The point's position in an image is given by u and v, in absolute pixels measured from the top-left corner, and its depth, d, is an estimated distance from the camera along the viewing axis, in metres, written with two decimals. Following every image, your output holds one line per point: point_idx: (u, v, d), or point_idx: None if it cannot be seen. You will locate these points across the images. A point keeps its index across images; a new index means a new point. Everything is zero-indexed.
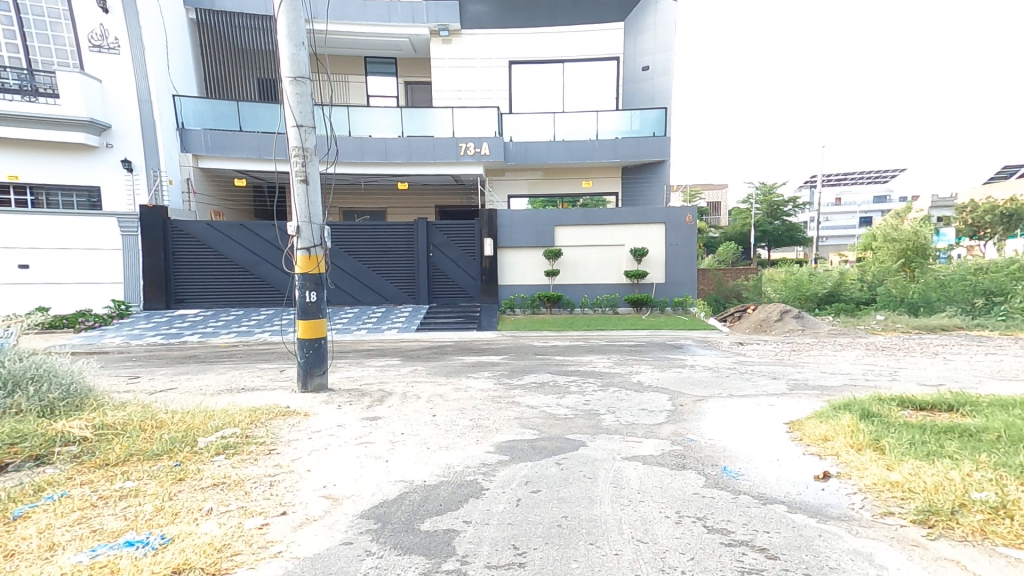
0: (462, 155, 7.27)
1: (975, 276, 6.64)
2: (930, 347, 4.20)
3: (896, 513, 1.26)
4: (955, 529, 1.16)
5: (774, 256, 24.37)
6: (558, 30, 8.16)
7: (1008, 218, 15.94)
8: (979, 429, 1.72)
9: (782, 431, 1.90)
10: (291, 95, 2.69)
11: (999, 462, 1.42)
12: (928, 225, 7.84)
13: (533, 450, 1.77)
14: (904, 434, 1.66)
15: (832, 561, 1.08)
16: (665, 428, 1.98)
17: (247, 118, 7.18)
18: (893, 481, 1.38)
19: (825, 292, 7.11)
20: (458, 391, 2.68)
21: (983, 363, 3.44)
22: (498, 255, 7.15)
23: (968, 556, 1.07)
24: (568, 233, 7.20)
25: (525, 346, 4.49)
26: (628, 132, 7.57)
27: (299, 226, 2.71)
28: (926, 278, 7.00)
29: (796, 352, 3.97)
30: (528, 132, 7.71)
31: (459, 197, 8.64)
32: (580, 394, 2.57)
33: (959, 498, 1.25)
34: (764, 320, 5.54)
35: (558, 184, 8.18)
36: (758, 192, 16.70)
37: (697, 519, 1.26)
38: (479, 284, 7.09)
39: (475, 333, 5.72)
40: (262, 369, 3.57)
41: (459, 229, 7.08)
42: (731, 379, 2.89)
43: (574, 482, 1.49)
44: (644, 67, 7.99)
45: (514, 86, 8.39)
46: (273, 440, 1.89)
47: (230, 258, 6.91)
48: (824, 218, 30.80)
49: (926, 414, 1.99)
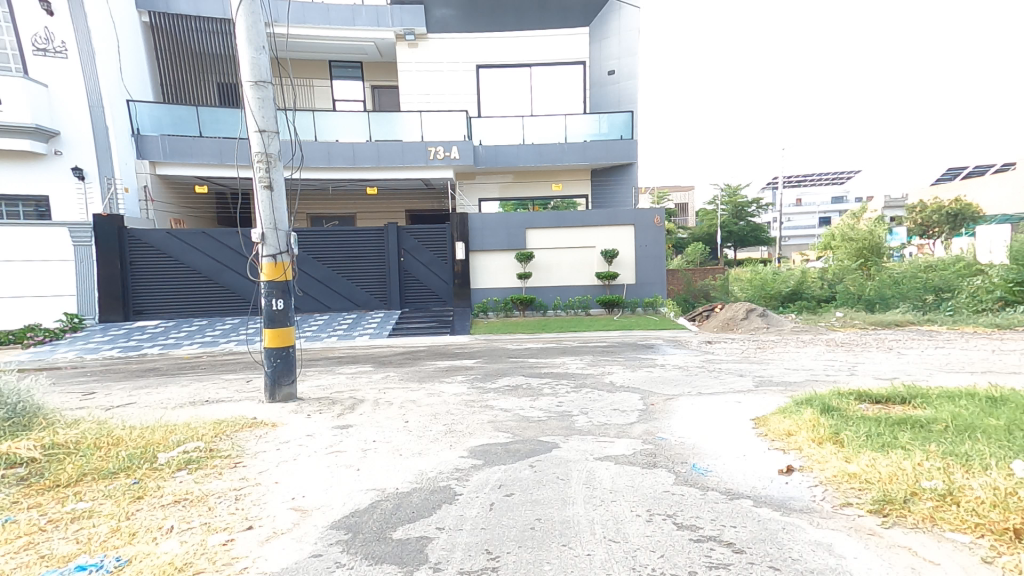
0: (432, 159, 7.22)
1: (925, 273, 6.96)
2: (885, 342, 4.37)
3: (853, 503, 1.31)
4: (907, 516, 1.22)
5: (739, 255, 25.10)
6: (524, 33, 8.21)
7: (954, 217, 16.78)
8: (930, 420, 1.79)
9: (747, 427, 1.96)
10: (252, 100, 2.64)
11: (947, 451, 1.49)
12: (881, 226, 8.21)
13: (508, 452, 1.78)
14: (861, 427, 1.73)
15: (795, 552, 1.11)
16: (637, 428, 2.01)
17: (209, 122, 7.01)
18: (852, 473, 1.43)
19: (788, 291, 7.33)
20: (432, 396, 2.67)
21: (932, 355, 3.64)
22: (470, 258, 7.13)
23: (919, 542, 1.13)
24: (539, 235, 7.23)
25: (498, 349, 4.50)
26: (596, 135, 7.65)
27: (264, 232, 2.65)
28: (881, 274, 7.31)
29: (761, 349, 4.09)
30: (497, 135, 7.72)
31: (430, 200, 8.61)
32: (553, 396, 2.59)
33: (910, 487, 1.31)
34: (731, 318, 5.68)
35: (528, 186, 8.22)
36: (724, 193, 17.12)
37: (668, 516, 1.28)
38: (452, 288, 7.07)
39: (448, 337, 5.70)
40: (228, 380, 3.47)
41: (431, 233, 7.04)
42: (698, 377, 2.96)
43: (548, 484, 1.50)
44: (609, 71, 8.11)
45: (483, 89, 8.40)
46: (239, 453, 1.84)
47: (192, 265, 6.72)
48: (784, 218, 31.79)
49: (881, 407, 2.08)
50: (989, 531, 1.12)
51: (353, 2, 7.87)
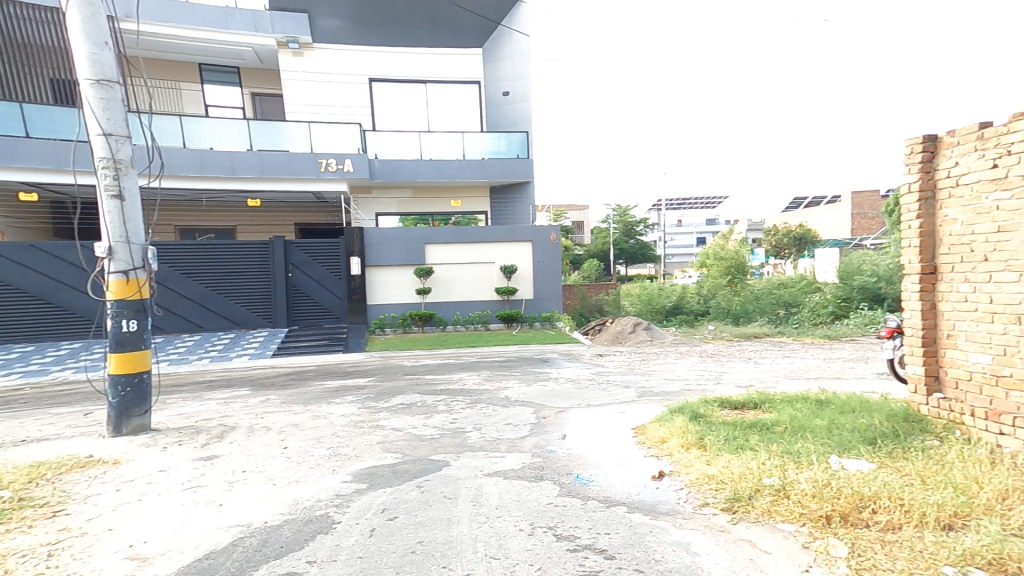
0: (323, 171, 6.97)
1: (779, 289, 7.81)
2: (745, 352, 4.88)
3: (710, 503, 1.42)
4: (751, 511, 1.35)
5: (631, 270, 26.77)
6: (418, 50, 8.26)
7: (799, 240, 19.32)
8: (776, 422, 2.01)
9: (629, 436, 2.07)
10: (94, 100, 2.40)
11: (786, 450, 1.68)
12: (744, 246, 9.23)
13: (394, 474, 1.73)
14: (722, 432, 1.89)
15: (657, 555, 1.18)
16: (528, 442, 2.05)
17: (40, 123, 6.28)
18: (710, 475, 1.56)
19: (670, 305, 7.96)
20: (316, 419, 2.54)
21: (781, 364, 4.11)
22: (367, 273, 6.98)
23: (758, 534, 1.25)
24: (439, 250, 7.24)
25: (395, 366, 4.39)
26: (494, 153, 7.87)
27: (111, 245, 2.41)
28: (745, 289, 8.08)
29: (645, 361, 4.36)
30: (394, 150, 7.63)
31: (320, 214, 8.28)
32: (448, 413, 2.56)
33: (755, 484, 1.45)
34: (620, 332, 6.02)
35: (428, 202, 8.18)
36: (615, 213, 18.25)
37: (548, 528, 1.32)
38: (346, 304, 6.82)
39: (341, 355, 5.48)
40: (61, 415, 3.04)
41: (322, 248, 6.76)
42: (586, 390, 3.08)
43: (434, 504, 1.48)
44: (505, 92, 8.33)
45: (377, 102, 8.27)
46: (64, 499, 1.62)
47: (16, 283, 5.90)
48: (669, 236, 34.58)
49: (739, 412, 2.29)
50: (807, 519, 1.28)
51: (226, 5, 7.46)
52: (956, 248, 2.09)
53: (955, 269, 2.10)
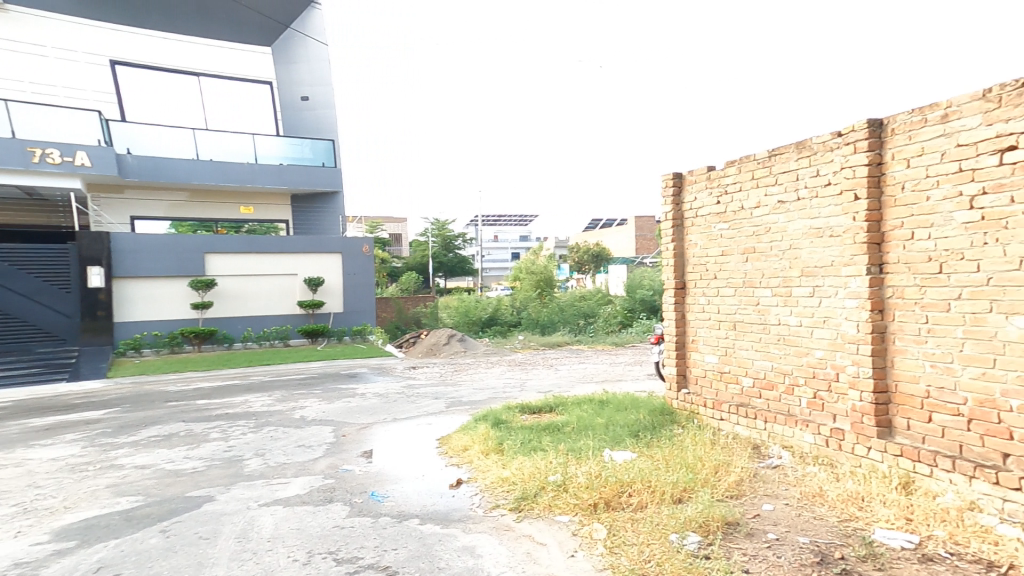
0: (37, 162, 5.88)
1: (580, 300, 8.74)
2: (547, 360, 5.29)
3: (500, 504, 1.48)
4: (535, 507, 1.45)
5: (452, 283, 27.51)
6: (174, 36, 7.69)
7: (596, 257, 22.08)
8: (565, 424, 2.20)
9: (433, 447, 2.04)
10: None
11: (572, 447, 1.83)
12: (552, 263, 10.17)
13: (133, 522, 1.43)
14: (519, 435, 1.99)
15: (440, 563, 1.15)
16: (319, 464, 1.88)
17: None
18: (505, 477, 1.61)
19: (486, 317, 8.32)
20: (12, 468, 2.03)
21: (575, 369, 4.54)
22: (113, 285, 6.10)
23: (538, 529, 1.34)
24: (219, 260, 6.65)
25: (153, 393, 3.74)
26: (289, 158, 7.49)
27: None
28: (553, 300, 8.84)
29: (455, 372, 4.42)
30: (156, 143, 6.84)
31: (38, 215, 6.98)
32: (220, 442, 2.25)
33: (541, 481, 1.55)
34: (435, 344, 6.09)
35: (207, 207, 7.47)
36: (433, 227, 18.63)
37: (328, 554, 1.19)
38: (75, 323, 5.87)
39: (77, 386, 4.54)
40: None
41: (32, 256, 5.75)
42: (382, 400, 3.04)
43: (184, 549, 1.25)
44: (302, 96, 8.27)
45: (123, 87, 7.41)
46: None
47: None
48: (485, 252, 36.66)
49: (536, 416, 2.45)
50: (571, 506, 1.43)
51: None
52: (701, 262, 2.64)
53: (697, 285, 2.63)
